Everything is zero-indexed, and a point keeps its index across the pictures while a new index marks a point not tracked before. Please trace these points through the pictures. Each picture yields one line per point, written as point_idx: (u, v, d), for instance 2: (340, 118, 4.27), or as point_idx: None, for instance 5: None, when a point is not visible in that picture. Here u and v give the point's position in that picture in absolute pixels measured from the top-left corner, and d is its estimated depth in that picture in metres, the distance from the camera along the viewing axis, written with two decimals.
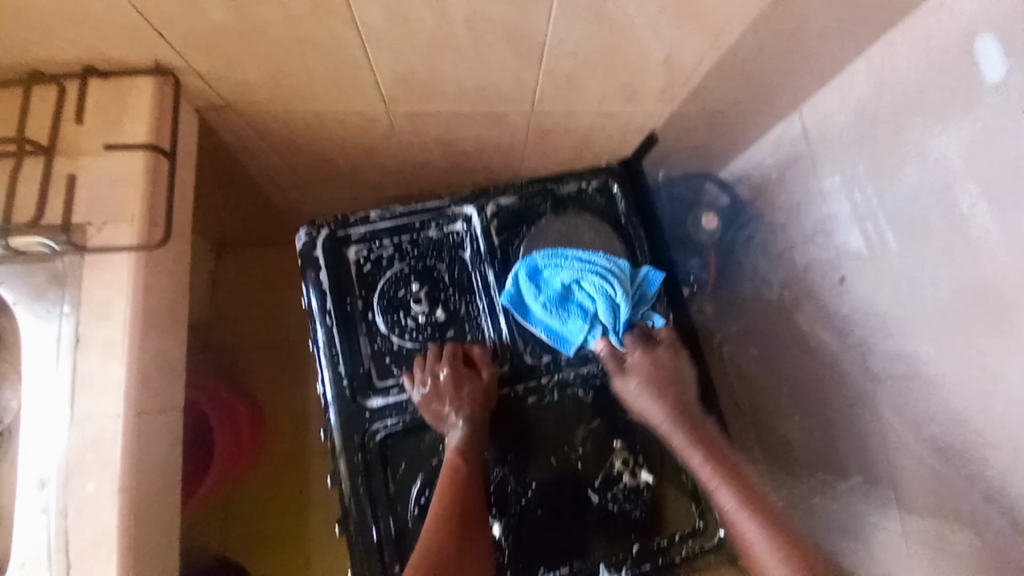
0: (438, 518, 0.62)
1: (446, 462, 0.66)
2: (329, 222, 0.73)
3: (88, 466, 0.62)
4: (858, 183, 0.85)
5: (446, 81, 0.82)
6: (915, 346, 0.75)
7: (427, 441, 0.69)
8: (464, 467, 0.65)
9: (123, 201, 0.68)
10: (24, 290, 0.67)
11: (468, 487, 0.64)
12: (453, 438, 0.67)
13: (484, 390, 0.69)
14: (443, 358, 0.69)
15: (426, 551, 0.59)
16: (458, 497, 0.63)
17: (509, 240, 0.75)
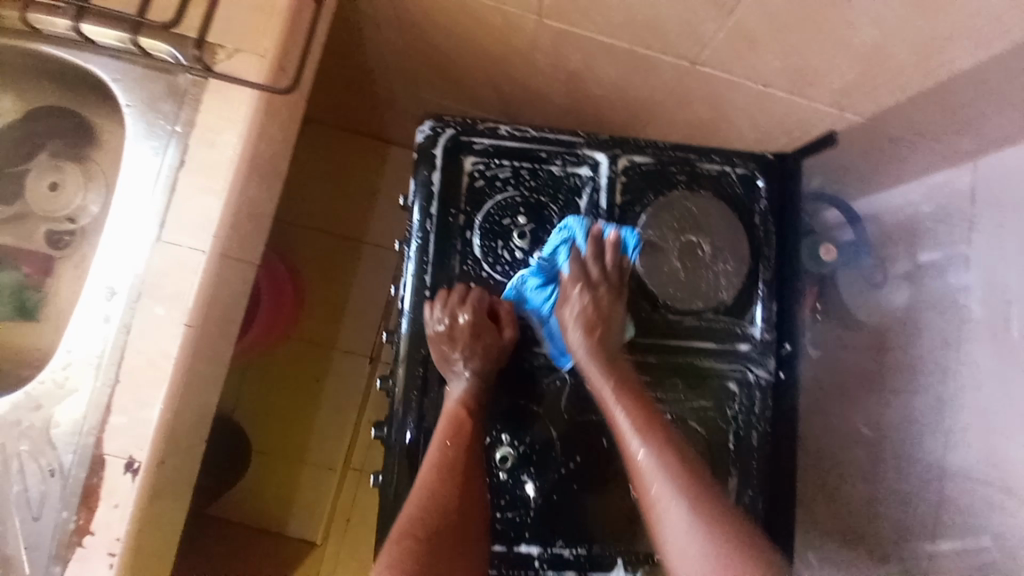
0: (435, 469, 0.60)
1: (447, 409, 0.63)
2: (456, 122, 0.68)
3: (161, 290, 0.61)
4: (1012, 261, 0.73)
5: (615, 8, 0.73)
6: (1012, 451, 0.68)
7: (435, 388, 0.67)
8: (467, 422, 0.62)
9: (258, 32, 0.63)
10: (140, 96, 0.65)
11: (466, 440, 0.61)
12: (456, 388, 0.64)
13: (498, 349, 0.66)
14: (467, 300, 0.65)
15: (425, 504, 0.58)
16: (454, 465, 0.60)
17: (632, 203, 0.69)
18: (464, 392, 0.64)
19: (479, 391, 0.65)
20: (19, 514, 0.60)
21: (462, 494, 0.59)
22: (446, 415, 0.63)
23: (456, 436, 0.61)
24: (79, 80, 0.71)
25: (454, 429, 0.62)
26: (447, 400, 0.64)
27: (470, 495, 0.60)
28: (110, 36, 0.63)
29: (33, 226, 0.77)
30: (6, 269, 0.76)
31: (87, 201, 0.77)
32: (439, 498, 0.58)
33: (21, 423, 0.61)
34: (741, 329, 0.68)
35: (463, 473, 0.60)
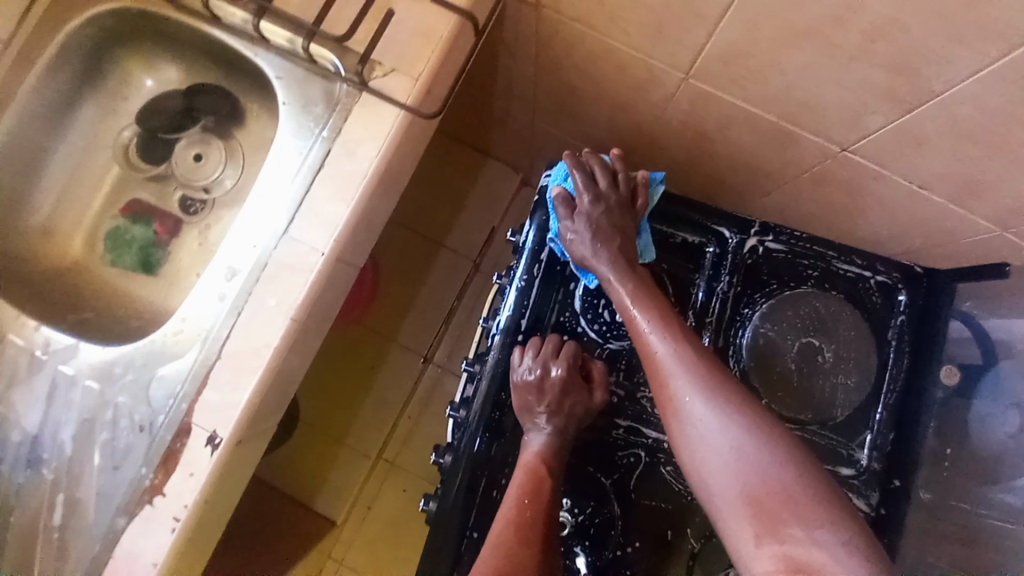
0: (510, 524, 0.62)
1: (525, 463, 0.67)
2: (582, 174, 0.76)
3: (275, 282, 0.64)
4: None
5: (771, 83, 0.69)
6: None
7: (507, 428, 0.72)
8: (546, 483, 0.65)
9: (417, 54, 0.65)
10: (296, 96, 0.68)
11: (542, 499, 0.64)
12: (534, 441, 0.68)
13: (584, 408, 0.69)
14: (558, 355, 0.70)
15: (505, 564, 0.59)
16: (531, 526, 0.62)
17: (752, 292, 0.72)
18: (542, 446, 0.68)
19: (557, 451, 0.68)
20: (100, 461, 0.63)
21: (538, 555, 0.61)
22: (523, 467, 0.67)
23: (532, 493, 0.64)
24: (242, 66, 0.76)
25: (533, 485, 0.65)
26: (523, 453, 0.68)
27: (543, 561, 0.61)
28: (283, 35, 0.67)
29: (169, 188, 0.82)
30: (141, 222, 0.81)
31: (222, 175, 0.82)
32: (513, 555, 0.60)
33: (123, 376, 0.64)
34: (847, 451, 0.73)
35: (538, 532, 0.62)
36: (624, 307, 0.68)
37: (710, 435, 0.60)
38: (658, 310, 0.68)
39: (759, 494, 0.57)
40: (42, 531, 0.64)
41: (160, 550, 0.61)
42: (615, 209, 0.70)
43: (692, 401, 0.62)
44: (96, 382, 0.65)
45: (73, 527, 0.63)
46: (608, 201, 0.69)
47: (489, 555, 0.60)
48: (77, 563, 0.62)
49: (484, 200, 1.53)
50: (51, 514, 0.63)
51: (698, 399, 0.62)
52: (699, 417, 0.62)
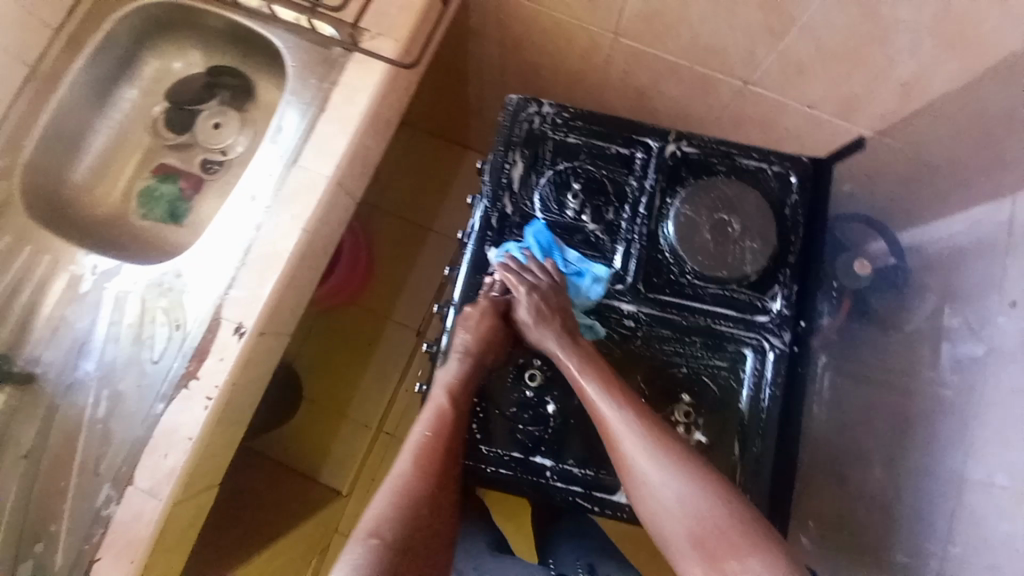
0: (412, 460, 0.68)
1: (433, 400, 0.72)
2: (517, 100, 0.82)
3: (289, 202, 0.78)
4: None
5: (679, 31, 0.87)
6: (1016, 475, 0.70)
7: None
8: (448, 412, 0.71)
9: (397, 23, 0.83)
10: (300, 60, 0.85)
11: (451, 431, 0.70)
12: (443, 380, 0.73)
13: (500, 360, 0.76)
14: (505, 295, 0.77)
15: (391, 502, 0.65)
16: (424, 463, 0.68)
17: (672, 187, 0.79)
18: (457, 371, 0.73)
19: (467, 387, 0.73)
20: (142, 357, 0.76)
21: (441, 481, 0.68)
22: (433, 408, 0.71)
23: (440, 430, 0.70)
24: (258, 48, 0.94)
25: (441, 428, 0.70)
26: (436, 389, 0.73)
27: (434, 492, 0.67)
28: (292, 14, 0.85)
29: (192, 153, 0.97)
30: (169, 181, 0.96)
31: (237, 141, 0.98)
32: (410, 489, 0.66)
33: (163, 285, 0.78)
34: (761, 302, 0.76)
35: (440, 465, 0.68)
36: (607, 427, 0.67)
37: (649, 482, 0.64)
38: (640, 428, 0.66)
39: (707, 538, 0.60)
40: (88, 422, 0.75)
41: (196, 425, 0.72)
42: (552, 293, 0.75)
43: (638, 457, 0.65)
44: (138, 294, 0.78)
45: (117, 414, 0.74)
46: (542, 288, 0.74)
47: (385, 494, 0.67)
48: (121, 444, 0.73)
49: (466, 188, 1.69)
50: (98, 405, 0.75)
51: (681, 522, 0.62)
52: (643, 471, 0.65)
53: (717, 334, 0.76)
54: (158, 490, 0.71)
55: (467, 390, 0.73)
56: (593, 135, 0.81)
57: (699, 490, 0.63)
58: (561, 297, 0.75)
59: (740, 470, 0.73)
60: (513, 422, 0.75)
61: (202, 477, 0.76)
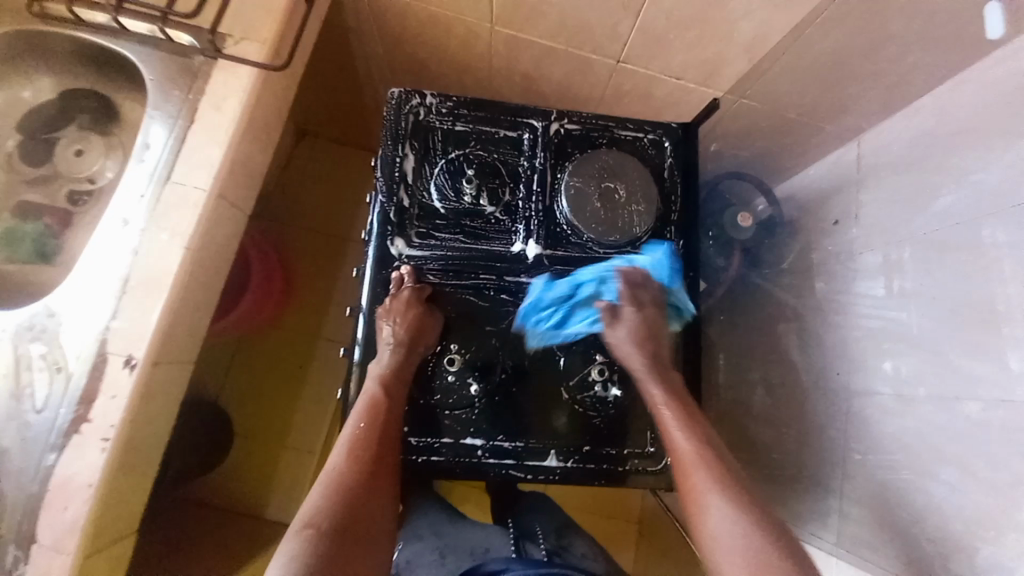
0: (348, 450, 0.65)
1: (366, 392, 0.71)
2: (400, 95, 0.83)
3: (167, 221, 0.74)
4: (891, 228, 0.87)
5: (548, 13, 0.91)
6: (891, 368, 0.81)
7: None
8: (382, 400, 0.70)
9: (261, 25, 0.81)
10: (159, 72, 0.80)
11: (389, 417, 0.70)
12: (377, 371, 0.73)
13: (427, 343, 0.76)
14: (418, 285, 0.77)
15: (327, 495, 0.61)
16: (360, 454, 0.66)
17: (560, 163, 0.83)
18: (389, 362, 0.73)
19: (398, 377, 0.73)
20: (19, 410, 0.69)
21: (380, 464, 0.66)
22: (367, 400, 0.70)
23: (377, 419, 0.69)
24: (112, 65, 0.87)
25: (377, 417, 0.69)
26: (369, 383, 0.72)
27: (370, 482, 0.64)
28: (144, 26, 0.80)
29: (55, 186, 0.89)
30: (32, 221, 0.87)
31: (105, 167, 0.90)
32: (347, 480, 0.63)
33: (33, 327, 0.71)
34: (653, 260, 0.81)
35: (377, 452, 0.66)
36: (680, 456, 0.68)
37: (721, 526, 0.60)
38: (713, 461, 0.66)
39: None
40: None
41: (95, 471, 0.67)
42: (652, 314, 0.78)
43: (711, 505, 0.62)
44: (4, 343, 0.71)
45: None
46: (648, 311, 0.78)
47: (321, 488, 0.62)
48: (8, 508, 0.67)
49: None
50: None
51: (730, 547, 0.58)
52: (712, 513, 0.61)
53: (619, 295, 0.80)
54: (61, 546, 0.66)
55: (399, 378, 0.73)
56: (478, 122, 0.83)
57: (743, 516, 0.60)
58: (648, 315, 0.78)
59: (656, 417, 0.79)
60: (438, 409, 0.75)
61: (110, 527, 0.70)
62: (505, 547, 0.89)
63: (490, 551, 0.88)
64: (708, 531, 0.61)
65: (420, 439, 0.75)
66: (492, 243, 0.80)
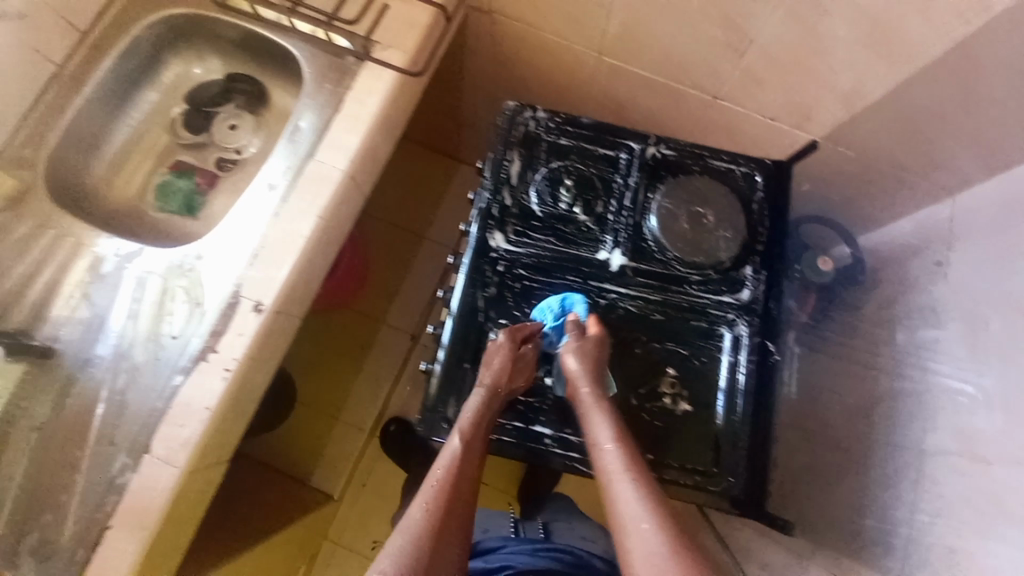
0: (431, 494, 0.64)
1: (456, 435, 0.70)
2: (512, 107, 0.91)
3: (305, 192, 0.85)
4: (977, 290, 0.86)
5: (654, 49, 0.98)
6: (970, 428, 0.79)
7: (482, 299, 0.83)
8: (469, 447, 0.69)
9: (405, 37, 0.93)
10: (313, 67, 0.93)
11: (471, 460, 0.69)
12: (469, 411, 0.73)
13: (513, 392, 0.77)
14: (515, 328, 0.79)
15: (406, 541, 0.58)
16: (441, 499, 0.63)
17: (653, 183, 0.88)
18: (480, 403, 0.73)
19: (483, 422, 0.73)
20: (160, 333, 0.80)
21: (465, 511, 0.64)
22: (449, 452, 0.69)
23: (461, 463, 0.68)
24: (273, 56, 1.02)
25: (462, 461, 0.68)
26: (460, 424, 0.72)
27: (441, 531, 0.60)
28: (309, 26, 0.94)
29: (207, 152, 1.04)
30: (185, 177, 1.01)
31: (250, 141, 1.05)
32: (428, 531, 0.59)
33: (183, 266, 0.82)
34: (735, 284, 0.83)
35: (458, 504, 0.64)
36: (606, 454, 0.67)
37: (632, 519, 0.59)
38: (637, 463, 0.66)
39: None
40: (106, 396, 0.78)
41: (214, 396, 0.76)
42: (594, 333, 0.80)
43: (621, 489, 0.62)
44: (157, 274, 0.82)
45: (133, 387, 0.78)
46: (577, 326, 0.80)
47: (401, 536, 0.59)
48: (136, 415, 0.77)
49: (459, 197, 1.78)
50: (115, 378, 0.79)
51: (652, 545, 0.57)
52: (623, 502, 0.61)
53: (696, 312, 0.82)
54: (173, 459, 0.74)
55: (481, 419, 0.73)
56: (581, 138, 0.90)
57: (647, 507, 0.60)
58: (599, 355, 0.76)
59: (724, 436, 0.78)
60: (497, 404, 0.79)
61: (214, 450, 0.79)
62: (503, 527, 0.96)
63: (489, 529, 0.96)
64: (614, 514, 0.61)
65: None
66: (581, 249, 0.84)
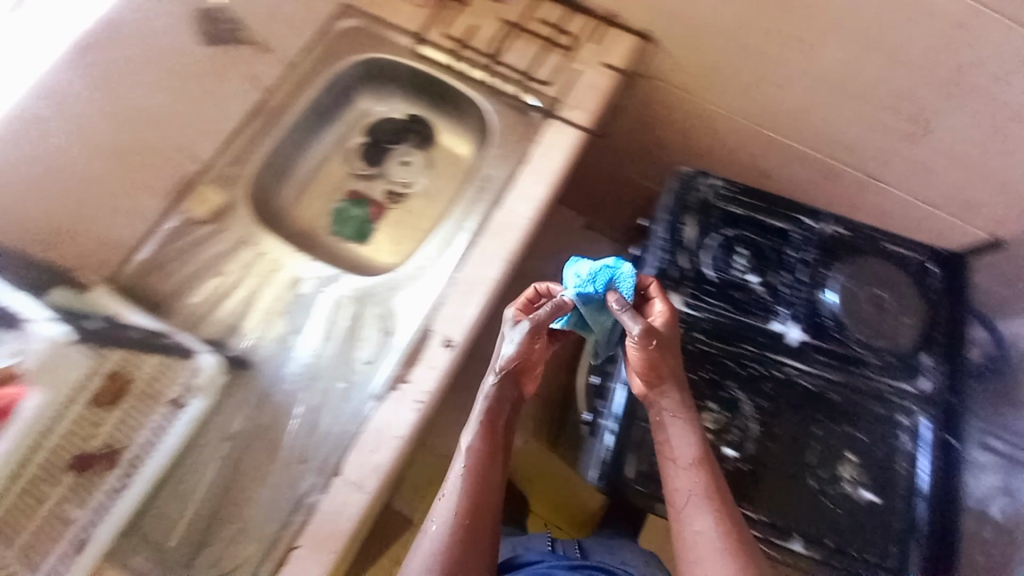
0: (459, 495, 0.72)
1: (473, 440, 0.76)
2: (690, 173, 0.95)
3: (494, 237, 0.89)
4: None
5: (820, 129, 1.02)
6: None
7: None
8: (490, 453, 0.76)
9: (589, 98, 0.98)
10: (500, 119, 0.99)
11: (494, 477, 0.75)
12: (478, 409, 0.78)
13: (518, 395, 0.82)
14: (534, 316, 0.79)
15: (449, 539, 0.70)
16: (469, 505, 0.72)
17: (829, 262, 0.91)
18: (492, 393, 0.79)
19: (495, 436, 0.77)
20: (353, 358, 0.84)
21: (490, 523, 0.73)
22: (472, 453, 0.75)
23: (484, 483, 0.74)
24: (451, 102, 1.09)
25: (478, 476, 0.74)
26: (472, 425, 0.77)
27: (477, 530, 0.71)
28: (499, 81, 1.00)
29: (376, 183, 1.10)
30: (358, 205, 1.08)
31: (417, 177, 1.11)
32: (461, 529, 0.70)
33: (376, 296, 0.88)
34: (913, 373, 0.85)
35: (482, 500, 0.73)
36: (667, 463, 0.75)
37: (708, 551, 0.67)
38: (694, 465, 0.74)
39: None
40: (300, 412, 0.82)
41: (404, 426, 0.79)
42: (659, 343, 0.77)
43: (698, 519, 0.69)
44: (354, 301, 0.89)
45: (326, 407, 0.82)
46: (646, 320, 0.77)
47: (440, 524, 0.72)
48: (326, 434, 0.80)
49: None
50: (307, 395, 0.83)
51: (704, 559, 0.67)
52: (696, 530, 0.69)
53: (875, 398, 0.84)
54: (365, 484, 0.76)
55: (493, 426, 0.78)
56: (757, 209, 0.94)
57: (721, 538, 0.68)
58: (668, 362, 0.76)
59: (906, 530, 0.79)
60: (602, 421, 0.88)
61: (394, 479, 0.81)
62: (542, 542, 1.02)
63: (528, 545, 1.02)
64: (686, 537, 0.70)
65: (644, 487, 0.85)
66: (759, 320, 0.87)
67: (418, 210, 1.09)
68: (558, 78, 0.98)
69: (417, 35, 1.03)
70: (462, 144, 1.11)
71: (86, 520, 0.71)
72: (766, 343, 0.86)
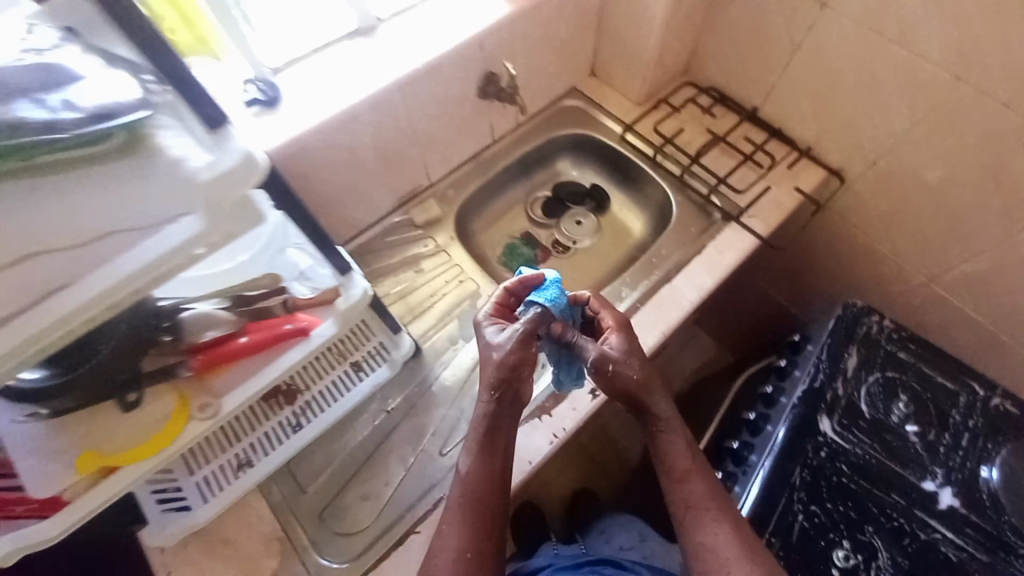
0: (462, 499, 0.70)
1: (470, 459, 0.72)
2: (859, 306, 0.98)
3: (657, 309, 0.97)
4: None
5: (1003, 302, 1.01)
6: None
7: (797, 474, 0.85)
8: (492, 468, 0.71)
9: (771, 212, 1.06)
10: (684, 209, 1.10)
11: (492, 476, 0.71)
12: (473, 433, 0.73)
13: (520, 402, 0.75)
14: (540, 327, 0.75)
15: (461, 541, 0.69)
16: (473, 510, 0.70)
17: (996, 436, 0.87)
18: (487, 412, 0.73)
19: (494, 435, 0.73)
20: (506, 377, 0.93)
21: (494, 522, 0.70)
22: (469, 464, 0.72)
23: (486, 484, 0.71)
24: (636, 183, 1.21)
25: (482, 475, 0.71)
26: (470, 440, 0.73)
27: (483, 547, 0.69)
28: (692, 180, 1.12)
29: (549, 231, 1.24)
30: (529, 245, 1.21)
31: (584, 235, 1.23)
32: (470, 524, 0.69)
33: None
34: None
35: (488, 505, 0.70)
36: (674, 482, 0.75)
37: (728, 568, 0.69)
38: (697, 478, 0.75)
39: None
40: (450, 408, 0.92)
41: (537, 454, 0.83)
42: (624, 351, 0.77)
43: (718, 537, 0.71)
44: None
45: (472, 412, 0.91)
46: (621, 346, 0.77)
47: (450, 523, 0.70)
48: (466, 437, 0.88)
49: None
50: (459, 396, 0.93)
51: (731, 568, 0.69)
52: (705, 541, 0.71)
53: None
54: None
55: (490, 445, 0.72)
56: (923, 360, 0.94)
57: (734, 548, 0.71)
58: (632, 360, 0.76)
59: None
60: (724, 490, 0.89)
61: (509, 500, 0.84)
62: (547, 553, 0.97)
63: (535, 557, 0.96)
64: (695, 544, 0.72)
65: None
66: (910, 472, 0.85)
67: (578, 270, 1.20)
68: (749, 192, 1.08)
69: (628, 125, 1.19)
70: (633, 219, 1.23)
71: (250, 442, 0.78)
72: (915, 498, 0.83)
